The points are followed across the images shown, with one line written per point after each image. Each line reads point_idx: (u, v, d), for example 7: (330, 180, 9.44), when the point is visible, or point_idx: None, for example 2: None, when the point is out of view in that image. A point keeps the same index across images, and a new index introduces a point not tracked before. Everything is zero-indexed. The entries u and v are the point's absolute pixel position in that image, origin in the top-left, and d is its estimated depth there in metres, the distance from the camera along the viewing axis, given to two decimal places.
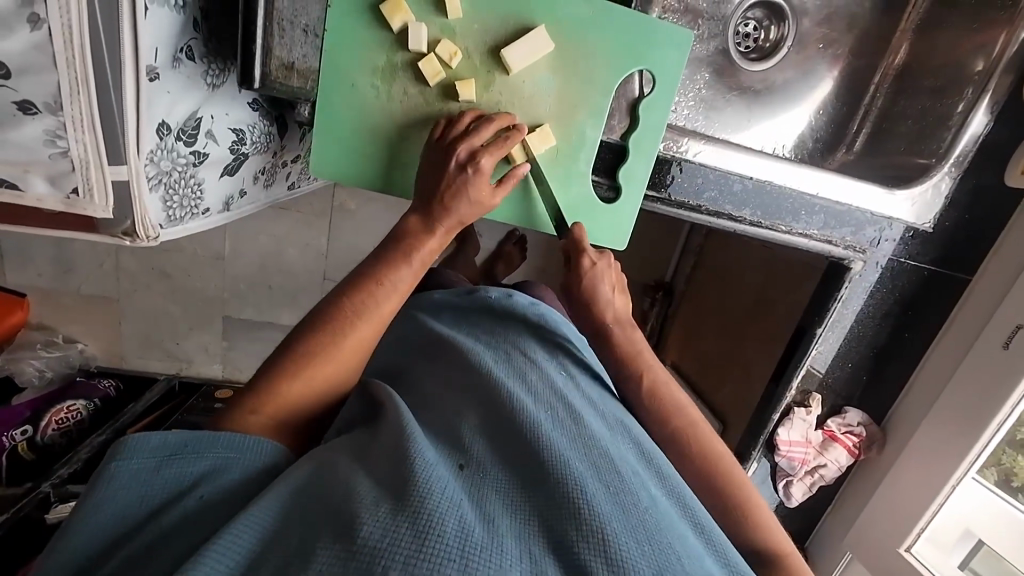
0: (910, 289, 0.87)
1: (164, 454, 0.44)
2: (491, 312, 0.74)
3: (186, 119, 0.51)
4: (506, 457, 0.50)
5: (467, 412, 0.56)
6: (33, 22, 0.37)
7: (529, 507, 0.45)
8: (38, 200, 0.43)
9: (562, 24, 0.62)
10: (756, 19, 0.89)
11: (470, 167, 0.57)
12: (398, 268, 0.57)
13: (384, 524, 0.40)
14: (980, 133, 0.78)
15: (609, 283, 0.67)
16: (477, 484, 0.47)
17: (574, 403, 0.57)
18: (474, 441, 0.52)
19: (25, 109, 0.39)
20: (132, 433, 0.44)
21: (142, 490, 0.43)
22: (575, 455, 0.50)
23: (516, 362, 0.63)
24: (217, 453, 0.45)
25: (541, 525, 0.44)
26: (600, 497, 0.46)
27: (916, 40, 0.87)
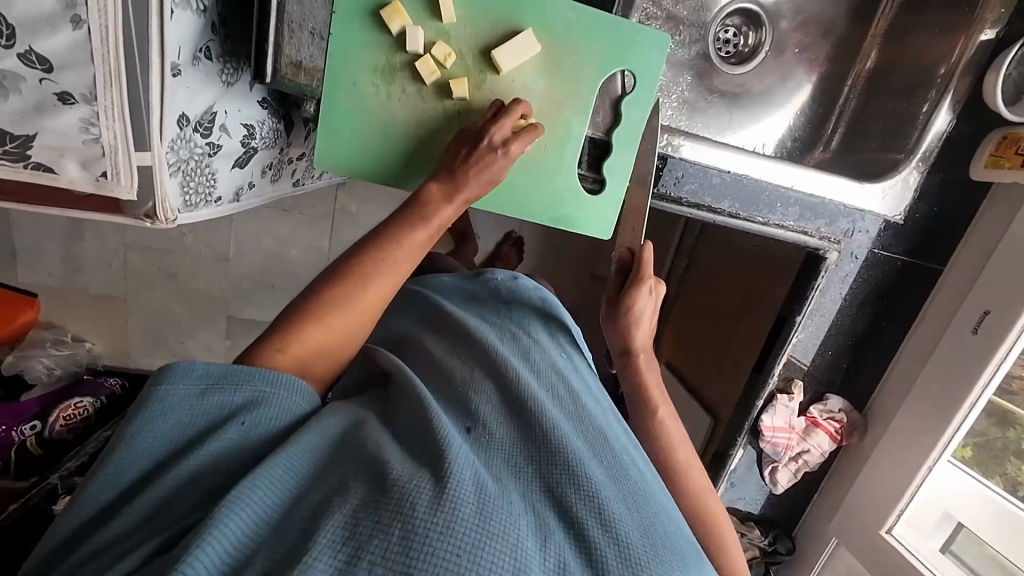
0: (886, 279, 0.91)
1: (208, 383, 0.46)
2: (495, 295, 0.78)
3: (203, 113, 0.56)
4: (511, 423, 0.53)
5: (476, 381, 0.59)
6: (75, 23, 0.42)
7: (532, 469, 0.48)
8: (71, 181, 0.48)
9: (548, 27, 0.68)
10: (735, 26, 0.94)
11: (491, 144, 0.61)
12: (413, 227, 0.57)
13: (408, 469, 0.43)
14: (944, 130, 0.83)
15: (649, 314, 0.72)
16: (484, 449, 0.50)
17: (573, 386, 0.61)
18: (483, 408, 0.55)
19: (65, 100, 0.44)
20: (178, 360, 0.46)
21: (182, 420, 0.44)
22: (573, 432, 0.53)
23: (522, 343, 0.67)
24: (253, 387, 0.47)
25: (544, 485, 0.47)
26: (597, 468, 0.49)
27: (885, 46, 0.93)
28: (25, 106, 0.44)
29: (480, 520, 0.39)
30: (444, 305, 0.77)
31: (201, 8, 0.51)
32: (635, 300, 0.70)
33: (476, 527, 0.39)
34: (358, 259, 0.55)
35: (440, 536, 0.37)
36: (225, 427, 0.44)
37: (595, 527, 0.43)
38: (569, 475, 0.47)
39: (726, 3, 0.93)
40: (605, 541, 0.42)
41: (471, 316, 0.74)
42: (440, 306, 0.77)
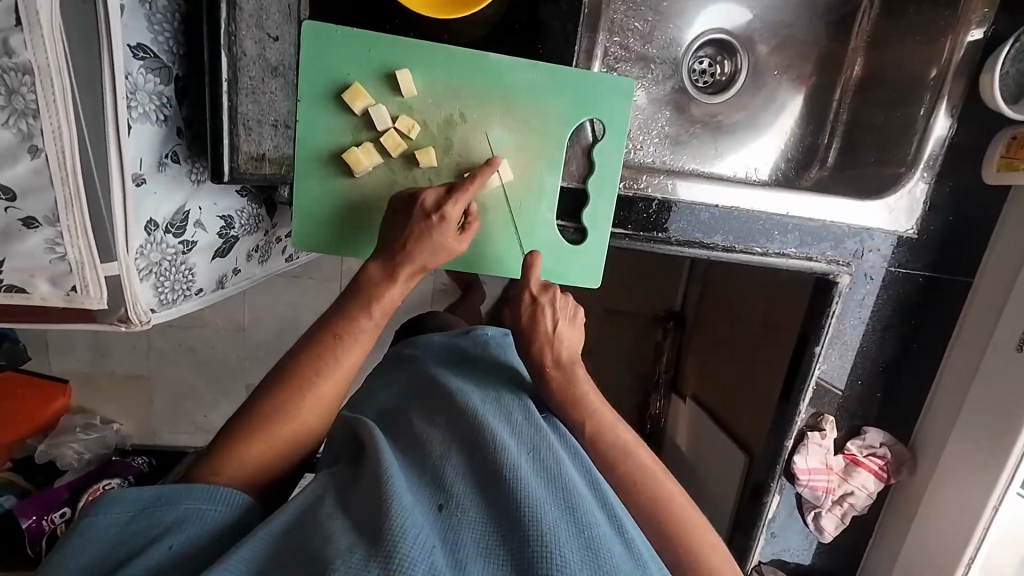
0: (911, 297, 0.84)
1: (139, 507, 0.50)
2: (484, 355, 0.76)
3: (174, 214, 0.57)
4: (483, 496, 0.53)
5: (452, 449, 0.58)
6: (33, 152, 0.44)
7: (502, 550, 0.48)
8: (43, 298, 0.49)
9: (508, 88, 0.68)
10: (709, 56, 0.93)
11: (435, 216, 0.61)
12: (358, 316, 0.60)
13: (357, 567, 0.43)
14: (945, 136, 0.78)
15: (555, 319, 0.68)
16: (453, 527, 0.50)
17: (552, 446, 0.60)
18: (456, 481, 0.54)
19: (29, 224, 0.46)
20: (113, 488, 0.51)
21: (124, 532, 0.49)
22: (550, 504, 0.52)
23: (504, 404, 0.65)
24: (188, 503, 0.50)
25: (510, 563, 0.47)
26: (570, 547, 0.48)
27: (869, 54, 0.89)
28: None
29: None
30: (435, 365, 0.76)
31: (163, 118, 0.53)
32: (535, 309, 0.68)
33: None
34: (265, 396, 0.58)
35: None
36: (162, 534, 0.49)
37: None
38: (536, 549, 0.47)
39: (696, 36, 0.92)
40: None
41: (458, 376, 0.72)
42: (427, 368, 0.75)
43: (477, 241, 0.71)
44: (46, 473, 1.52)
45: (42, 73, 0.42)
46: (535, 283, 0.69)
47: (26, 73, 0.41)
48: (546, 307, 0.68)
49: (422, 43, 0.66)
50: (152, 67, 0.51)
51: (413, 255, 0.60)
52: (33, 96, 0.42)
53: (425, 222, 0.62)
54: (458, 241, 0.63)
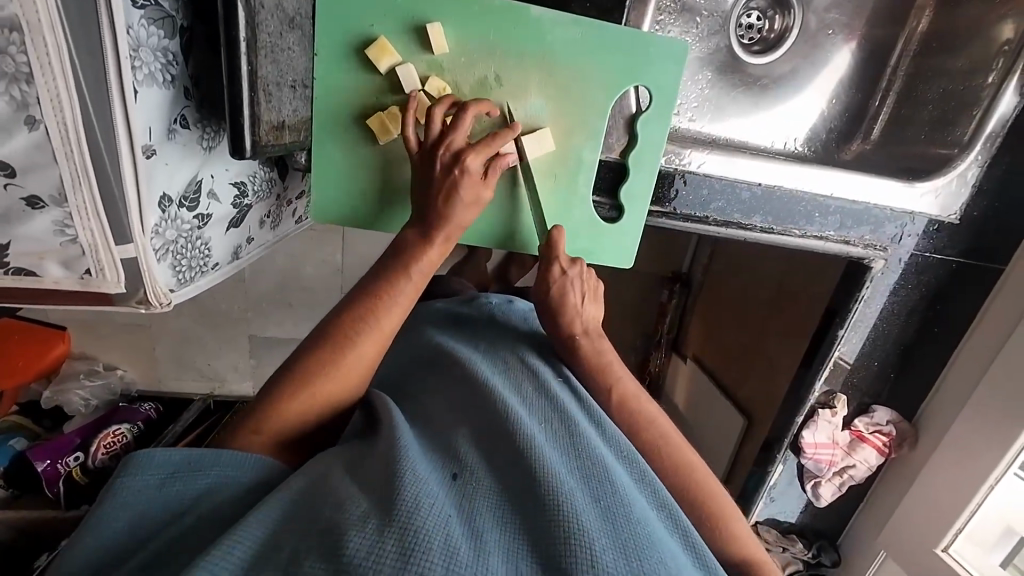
0: (937, 283, 0.83)
1: (168, 472, 0.45)
2: (488, 325, 0.70)
3: (187, 186, 0.52)
4: (496, 470, 0.47)
5: (461, 421, 0.54)
6: (30, 124, 0.38)
7: (519, 518, 0.43)
8: (55, 282, 0.45)
9: (550, 48, 0.61)
10: (760, 9, 0.84)
11: (457, 169, 0.56)
12: (398, 282, 0.56)
13: (373, 535, 0.39)
14: (1009, 114, 0.73)
15: (580, 292, 0.64)
16: (466, 498, 0.44)
17: (567, 416, 0.54)
18: (469, 451, 0.49)
19: (33, 204, 0.41)
20: (137, 451, 0.45)
21: (150, 502, 0.44)
22: (566, 468, 0.47)
23: (514, 370, 0.60)
24: (219, 471, 0.46)
25: (529, 531, 0.42)
26: (591, 511, 0.43)
27: (936, 14, 0.81)
28: None
29: None
30: (438, 332, 0.71)
31: (169, 79, 0.46)
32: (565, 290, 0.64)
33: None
34: (310, 361, 0.53)
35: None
36: (193, 506, 0.44)
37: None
38: (557, 511, 0.42)
39: None
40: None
41: (461, 342, 0.67)
42: (432, 338, 0.69)
43: (508, 216, 0.67)
44: (55, 416, 1.53)
45: (32, 29, 0.35)
46: (563, 257, 0.64)
47: (13, 29, 0.35)
48: (572, 282, 0.64)
49: None
50: (153, 16, 0.43)
51: (446, 215, 0.57)
52: (23, 58, 0.36)
53: (447, 176, 0.56)
54: (485, 191, 0.58)
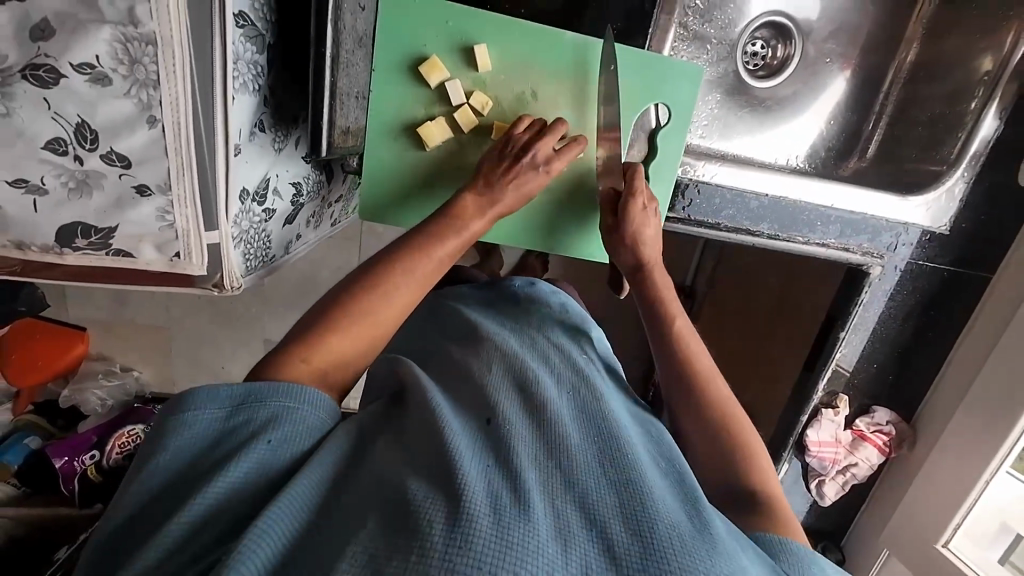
0: (931, 290, 0.89)
1: (233, 404, 0.43)
2: (515, 303, 0.69)
3: (260, 183, 0.58)
4: (525, 418, 0.46)
5: (492, 376, 0.52)
6: (151, 122, 0.44)
7: (554, 462, 0.41)
8: (148, 263, 0.51)
9: (582, 69, 0.68)
10: (764, 38, 0.92)
11: (542, 167, 0.62)
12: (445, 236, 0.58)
13: (430, 488, 0.38)
14: (990, 136, 0.81)
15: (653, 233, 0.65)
16: (497, 444, 0.42)
17: (589, 380, 0.53)
18: (500, 401, 0.48)
19: (142, 192, 0.47)
20: (201, 384, 0.44)
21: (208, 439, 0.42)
22: (592, 425, 0.46)
23: (538, 342, 0.59)
24: (276, 403, 0.44)
25: (565, 475, 0.40)
26: (620, 462, 0.42)
27: (924, 46, 0.90)
28: (108, 201, 0.47)
29: (498, 534, 0.34)
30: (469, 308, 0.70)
31: (257, 88, 0.53)
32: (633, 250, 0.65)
33: (496, 539, 0.33)
34: (316, 323, 0.50)
35: (450, 555, 0.32)
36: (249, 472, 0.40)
37: (616, 525, 0.37)
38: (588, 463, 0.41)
39: (754, 18, 0.91)
40: (630, 541, 0.35)
41: (494, 319, 0.66)
42: (465, 314, 0.68)
43: (537, 221, 0.73)
44: None
45: (165, 44, 0.42)
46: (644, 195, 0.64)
47: (149, 44, 0.42)
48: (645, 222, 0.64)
49: (498, 19, 0.65)
50: (250, 35, 0.50)
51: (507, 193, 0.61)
52: (154, 67, 0.42)
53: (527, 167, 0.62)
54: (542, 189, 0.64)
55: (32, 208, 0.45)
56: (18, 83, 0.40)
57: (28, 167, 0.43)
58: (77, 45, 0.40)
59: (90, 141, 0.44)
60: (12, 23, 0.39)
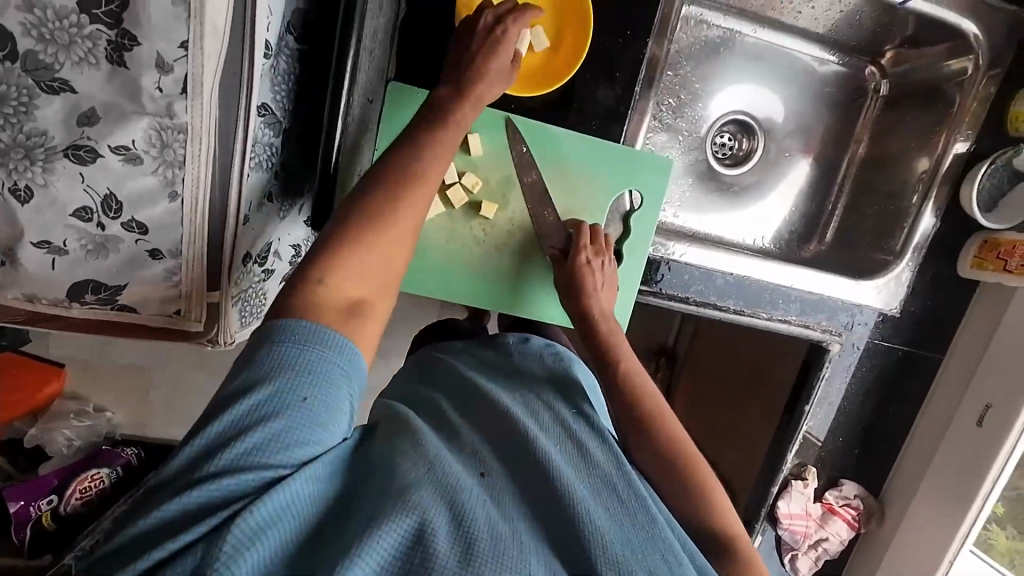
0: (888, 368, 0.94)
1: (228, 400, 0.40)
2: (501, 348, 0.67)
3: (263, 247, 0.63)
4: (531, 468, 0.46)
5: (482, 420, 0.52)
6: (172, 196, 0.50)
7: (550, 518, 0.42)
8: (148, 317, 0.55)
9: (564, 158, 0.76)
10: (730, 132, 1.01)
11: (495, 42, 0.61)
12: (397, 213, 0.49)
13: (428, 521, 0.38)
14: (930, 231, 0.90)
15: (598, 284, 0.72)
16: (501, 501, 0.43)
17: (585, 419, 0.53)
18: (491, 450, 0.48)
19: (154, 255, 0.52)
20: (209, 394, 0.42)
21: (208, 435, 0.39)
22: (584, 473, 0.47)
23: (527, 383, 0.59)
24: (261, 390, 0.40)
25: (560, 530, 0.42)
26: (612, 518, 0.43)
27: (873, 140, 0.98)
28: (121, 262, 0.51)
29: None
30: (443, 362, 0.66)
31: (269, 165, 0.59)
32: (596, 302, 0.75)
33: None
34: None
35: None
36: (263, 443, 0.38)
37: None
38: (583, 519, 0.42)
39: (720, 114, 0.99)
40: None
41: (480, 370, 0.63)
42: (449, 368, 0.64)
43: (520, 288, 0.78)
44: None
45: (195, 132, 0.48)
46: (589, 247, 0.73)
47: (181, 132, 0.48)
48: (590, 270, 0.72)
49: (489, 112, 0.74)
50: (269, 122, 0.57)
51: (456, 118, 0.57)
52: (182, 151, 0.48)
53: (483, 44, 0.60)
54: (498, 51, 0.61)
55: (49, 265, 0.49)
56: (59, 160, 0.45)
57: (52, 230, 0.48)
58: (118, 131, 0.46)
59: (114, 210, 0.49)
60: (63, 110, 0.45)
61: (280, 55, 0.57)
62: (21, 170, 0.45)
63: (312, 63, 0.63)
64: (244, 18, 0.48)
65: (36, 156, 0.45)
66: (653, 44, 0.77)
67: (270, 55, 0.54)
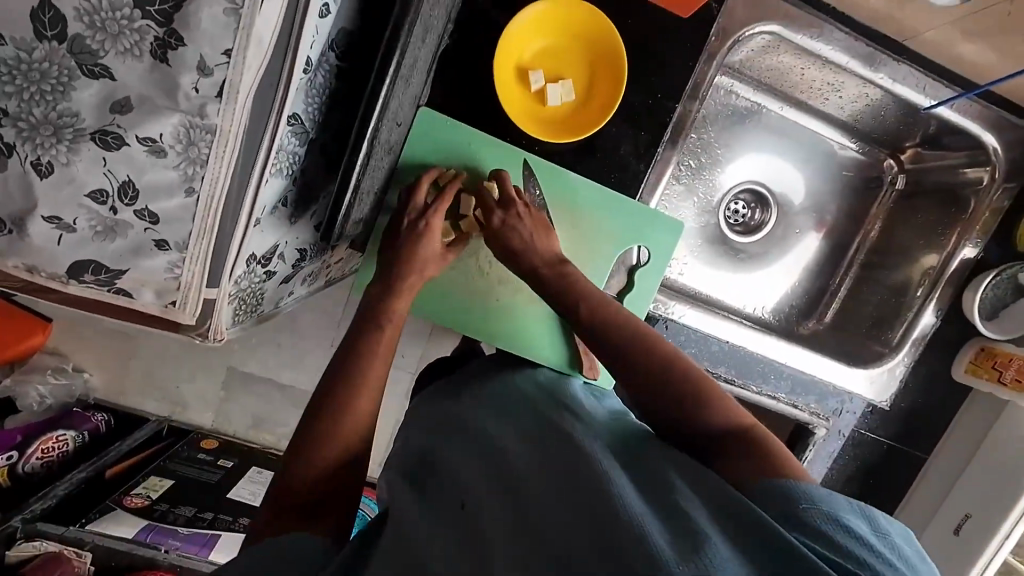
0: (871, 459, 0.93)
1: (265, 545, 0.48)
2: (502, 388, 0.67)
3: (268, 249, 0.64)
4: (501, 492, 0.46)
5: (466, 456, 0.53)
6: (188, 191, 0.50)
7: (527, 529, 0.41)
8: (142, 305, 0.54)
9: (578, 204, 0.77)
10: (745, 200, 1.02)
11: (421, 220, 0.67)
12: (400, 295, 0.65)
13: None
14: (930, 328, 0.90)
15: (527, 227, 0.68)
16: (475, 529, 0.43)
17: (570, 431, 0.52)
18: (467, 484, 0.49)
19: (160, 246, 0.52)
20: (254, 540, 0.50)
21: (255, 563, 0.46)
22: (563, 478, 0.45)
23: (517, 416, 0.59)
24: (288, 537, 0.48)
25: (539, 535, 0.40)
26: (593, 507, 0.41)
27: (885, 224, 0.99)
28: (126, 248, 0.51)
29: None
30: (444, 400, 0.67)
31: (288, 172, 0.60)
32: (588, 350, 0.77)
33: None
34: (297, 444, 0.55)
35: None
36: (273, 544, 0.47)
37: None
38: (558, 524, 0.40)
39: (736, 182, 1.01)
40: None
41: (473, 408, 0.63)
42: (447, 407, 0.65)
43: (516, 327, 0.79)
44: None
45: (223, 135, 0.49)
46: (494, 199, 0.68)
47: (208, 133, 0.48)
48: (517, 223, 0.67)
49: (513, 150, 0.75)
50: (296, 131, 0.58)
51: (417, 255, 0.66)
52: (207, 151, 0.49)
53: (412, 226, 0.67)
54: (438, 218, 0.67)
55: (55, 241, 0.49)
56: (85, 142, 0.46)
57: (66, 208, 0.48)
58: (148, 123, 0.47)
59: (129, 197, 0.49)
60: (98, 95, 0.45)
61: (318, 70, 0.58)
62: (47, 146, 0.46)
63: (348, 80, 0.64)
64: (290, 34, 0.49)
65: (64, 135, 0.46)
66: (680, 110, 0.78)
67: (309, 70, 0.55)
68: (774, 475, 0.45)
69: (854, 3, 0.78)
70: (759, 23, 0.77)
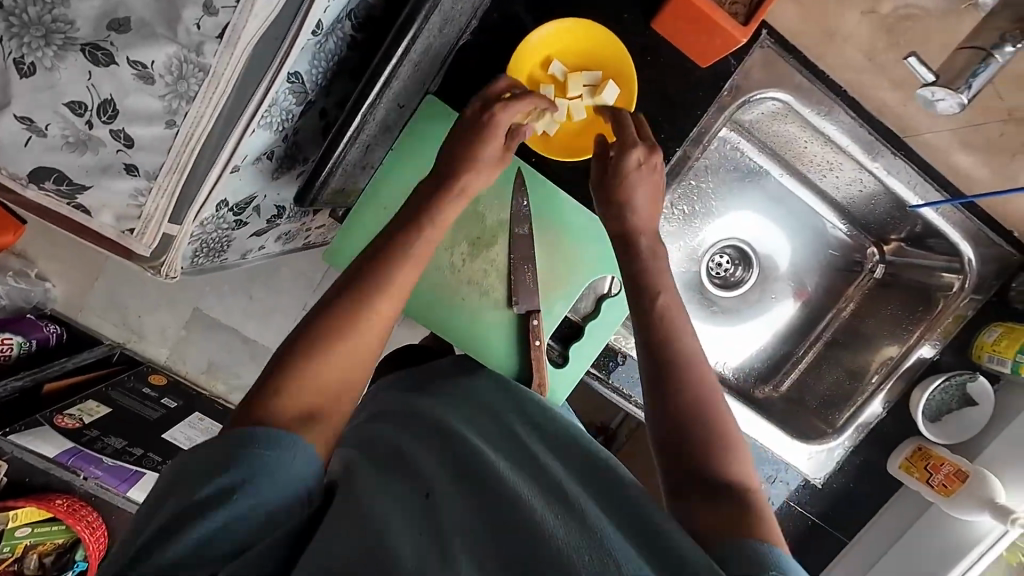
0: (796, 533, 0.94)
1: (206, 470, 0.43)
2: (463, 388, 0.68)
3: (242, 199, 0.65)
4: (458, 489, 0.48)
5: (435, 441, 0.55)
6: (169, 123, 0.50)
7: (480, 524, 0.43)
8: (99, 226, 0.54)
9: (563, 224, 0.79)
10: (729, 257, 1.04)
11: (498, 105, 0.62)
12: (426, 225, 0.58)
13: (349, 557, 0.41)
14: (877, 416, 0.91)
15: (646, 192, 0.64)
16: (435, 522, 0.45)
17: (530, 446, 0.53)
18: (428, 475, 0.50)
19: (130, 170, 0.52)
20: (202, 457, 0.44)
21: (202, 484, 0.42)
22: (525, 481, 0.47)
23: (478, 420, 0.60)
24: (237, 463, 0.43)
25: (495, 533, 0.42)
26: (552, 505, 0.43)
27: (858, 308, 1.00)
28: (94, 164, 0.51)
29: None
30: (393, 393, 0.66)
31: (279, 128, 0.60)
32: (540, 363, 0.76)
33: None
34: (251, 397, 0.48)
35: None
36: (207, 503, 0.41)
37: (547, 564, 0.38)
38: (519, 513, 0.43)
39: (722, 239, 1.03)
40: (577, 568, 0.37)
41: (431, 402, 0.63)
42: (404, 399, 0.65)
43: (477, 328, 0.78)
44: None
45: (214, 77, 0.48)
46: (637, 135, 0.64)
47: (201, 70, 0.48)
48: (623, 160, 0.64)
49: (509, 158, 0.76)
50: (294, 90, 0.58)
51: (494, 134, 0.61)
52: (196, 89, 0.48)
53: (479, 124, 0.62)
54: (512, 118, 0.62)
55: (22, 142, 0.49)
56: (73, 52, 0.46)
57: (40, 112, 0.48)
58: (143, 47, 0.46)
59: (107, 115, 0.49)
60: (98, 9, 0.45)
61: (330, 35, 0.58)
62: (33, 47, 0.45)
63: (359, 50, 0.65)
64: None
65: (53, 40, 0.45)
66: (681, 153, 0.79)
67: (319, 33, 0.55)
68: (751, 536, 0.43)
69: (866, 92, 0.80)
70: (771, 90, 0.79)
